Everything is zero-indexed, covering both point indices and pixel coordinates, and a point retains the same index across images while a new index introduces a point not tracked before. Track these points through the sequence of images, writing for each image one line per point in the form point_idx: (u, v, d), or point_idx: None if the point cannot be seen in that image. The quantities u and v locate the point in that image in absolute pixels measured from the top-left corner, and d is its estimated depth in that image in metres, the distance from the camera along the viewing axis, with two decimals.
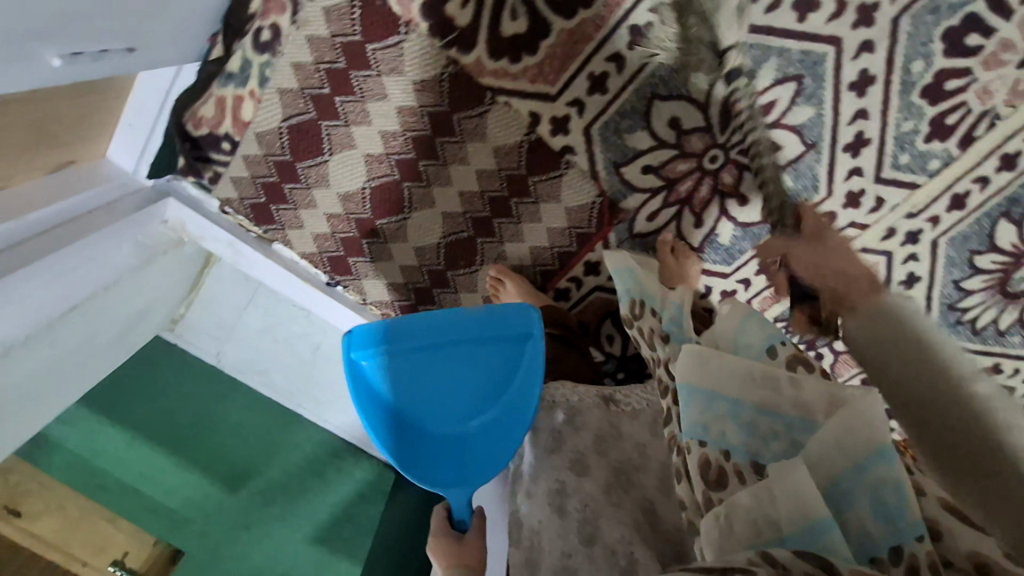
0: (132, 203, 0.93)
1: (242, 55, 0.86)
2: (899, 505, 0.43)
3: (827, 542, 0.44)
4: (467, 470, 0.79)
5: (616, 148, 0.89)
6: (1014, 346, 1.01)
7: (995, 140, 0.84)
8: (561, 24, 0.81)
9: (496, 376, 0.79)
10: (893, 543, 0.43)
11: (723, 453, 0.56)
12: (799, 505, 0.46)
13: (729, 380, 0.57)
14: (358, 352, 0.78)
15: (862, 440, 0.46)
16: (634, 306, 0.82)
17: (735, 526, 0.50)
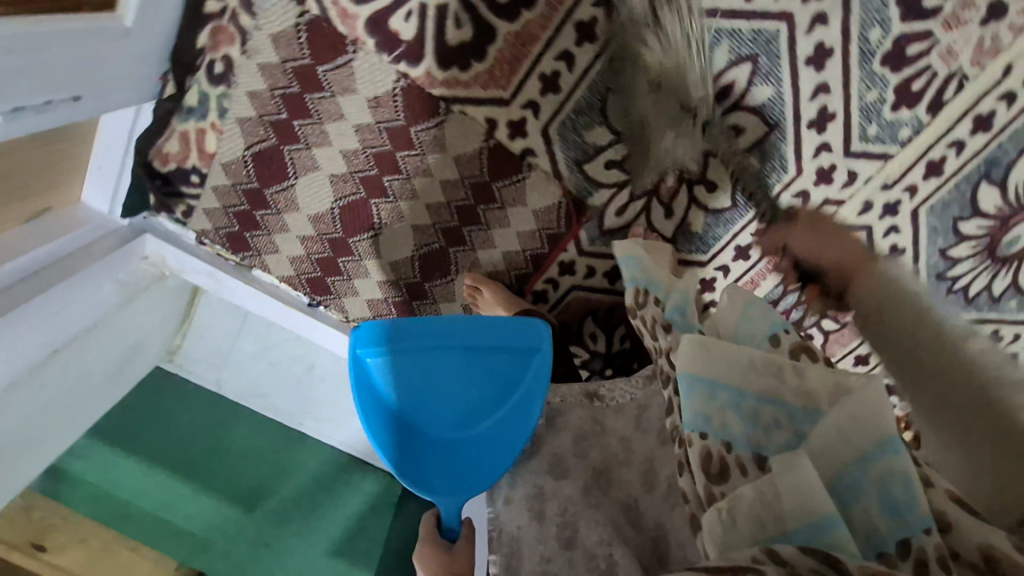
0: (110, 243, 0.94)
1: (197, 90, 0.87)
2: (910, 499, 0.44)
3: (836, 537, 0.44)
4: (461, 480, 0.76)
5: (575, 145, 0.88)
6: (1010, 311, 0.97)
7: (965, 102, 0.82)
8: (506, 27, 0.81)
9: (501, 386, 0.78)
10: (902, 537, 0.43)
11: (723, 445, 0.53)
12: (805, 500, 0.47)
13: (735, 371, 0.57)
14: (363, 348, 0.77)
15: (870, 430, 0.48)
16: (638, 293, 0.78)
17: (739, 522, 0.48)
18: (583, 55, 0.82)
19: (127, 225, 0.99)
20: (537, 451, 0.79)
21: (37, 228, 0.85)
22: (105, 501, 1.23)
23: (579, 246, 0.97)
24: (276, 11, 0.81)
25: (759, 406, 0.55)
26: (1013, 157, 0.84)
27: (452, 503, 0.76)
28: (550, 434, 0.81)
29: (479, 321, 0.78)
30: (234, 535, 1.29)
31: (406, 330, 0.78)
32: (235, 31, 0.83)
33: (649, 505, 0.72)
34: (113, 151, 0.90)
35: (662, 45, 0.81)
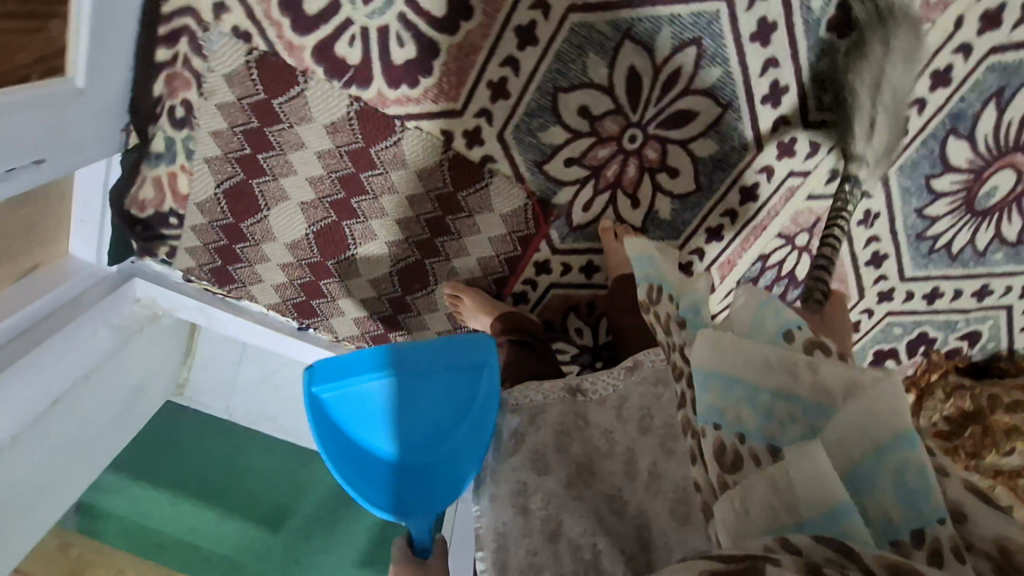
0: (98, 292, 0.98)
1: (163, 136, 0.89)
2: (925, 489, 0.45)
3: (848, 527, 0.45)
4: (426, 497, 0.80)
5: (533, 147, 0.89)
6: (997, 264, 0.96)
7: (920, 59, 0.80)
8: (447, 40, 0.81)
9: (455, 404, 0.81)
10: (916, 526, 0.45)
11: (737, 437, 0.53)
12: (822, 489, 0.46)
13: (753, 365, 0.55)
14: (318, 385, 0.79)
15: (885, 425, 0.48)
16: (652, 290, 0.70)
17: (752, 511, 0.49)
18: (528, 58, 0.82)
19: (117, 271, 1.02)
20: (517, 448, 0.80)
21: (29, 285, 0.90)
22: (139, 533, 1.29)
23: (551, 245, 0.98)
24: (224, 52, 0.83)
25: (772, 400, 0.54)
26: (978, 109, 0.83)
27: (424, 520, 0.79)
28: (530, 430, 0.79)
29: (428, 347, 0.81)
30: (266, 553, 1.34)
31: (356, 362, 0.80)
32: (189, 75, 0.85)
33: (633, 493, 0.74)
34: (92, 204, 0.93)
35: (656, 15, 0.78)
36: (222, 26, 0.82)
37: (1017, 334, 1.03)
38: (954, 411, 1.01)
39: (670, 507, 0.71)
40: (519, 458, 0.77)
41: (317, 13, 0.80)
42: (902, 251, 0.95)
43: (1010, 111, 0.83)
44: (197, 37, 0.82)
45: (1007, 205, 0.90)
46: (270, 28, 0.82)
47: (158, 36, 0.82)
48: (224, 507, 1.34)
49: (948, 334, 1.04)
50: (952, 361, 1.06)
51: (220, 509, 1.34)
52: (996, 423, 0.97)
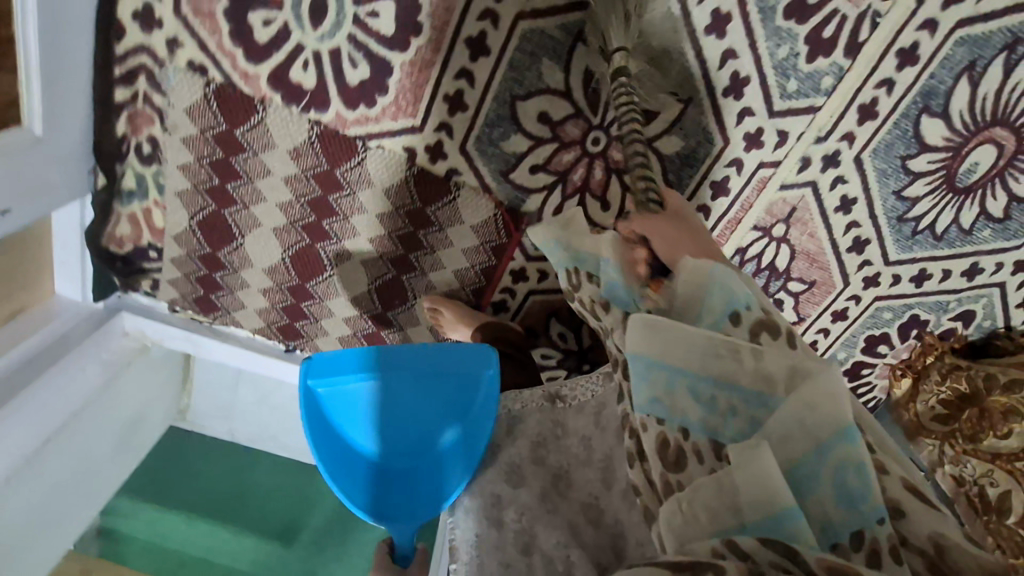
0: (85, 330, 1.00)
1: (132, 172, 0.90)
2: (863, 489, 0.44)
3: (793, 530, 0.43)
4: (409, 506, 0.79)
5: (496, 157, 0.88)
6: (985, 241, 0.93)
7: (884, 38, 0.78)
8: (400, 57, 0.81)
9: (449, 411, 0.79)
10: (855, 528, 0.44)
11: (680, 430, 0.53)
12: (765, 489, 0.44)
13: (688, 351, 0.53)
14: (315, 378, 0.78)
15: (828, 420, 0.46)
16: (569, 275, 0.70)
17: (699, 515, 0.48)
18: (481, 69, 0.81)
19: (104, 307, 1.05)
20: (492, 461, 0.80)
21: (10, 330, 0.92)
22: (158, 552, 1.31)
23: (525, 253, 0.97)
24: (181, 86, 0.83)
25: (714, 390, 0.52)
26: (950, 84, 0.80)
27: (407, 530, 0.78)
28: (508, 442, 0.81)
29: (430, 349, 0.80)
30: (281, 568, 1.34)
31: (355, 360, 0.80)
32: (151, 112, 0.85)
33: (609, 502, 0.74)
34: (70, 243, 0.94)
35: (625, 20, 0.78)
36: (177, 61, 0.82)
37: (1013, 310, 1.00)
38: (950, 394, 0.99)
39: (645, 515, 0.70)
40: (493, 472, 0.78)
41: (268, 41, 0.80)
42: (884, 234, 0.93)
43: (984, 85, 0.80)
44: (154, 74, 0.83)
45: (990, 180, 0.87)
46: (224, 59, 0.82)
47: (115, 76, 0.82)
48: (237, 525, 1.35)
49: (940, 316, 1.02)
50: (946, 342, 1.04)
51: (237, 526, 1.35)
52: (992, 404, 0.93)
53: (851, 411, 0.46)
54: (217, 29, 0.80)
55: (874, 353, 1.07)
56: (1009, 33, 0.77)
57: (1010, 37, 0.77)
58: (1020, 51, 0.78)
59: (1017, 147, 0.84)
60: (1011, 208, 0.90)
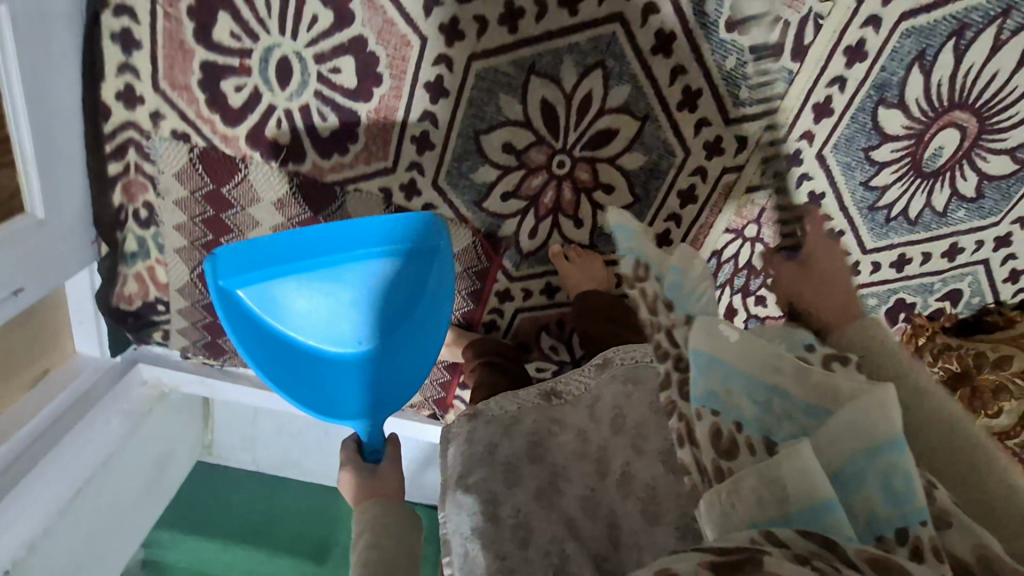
0: (104, 386, 1.06)
1: (133, 236, 0.96)
2: (908, 492, 0.41)
3: (831, 523, 0.40)
4: (370, 387, 0.85)
5: (468, 189, 0.92)
6: (960, 222, 0.93)
7: (829, 40, 0.79)
8: (365, 107, 0.85)
9: (401, 292, 0.85)
10: (899, 525, 0.41)
11: (734, 424, 0.48)
12: (808, 484, 0.41)
13: (749, 355, 0.49)
14: (227, 279, 0.77)
15: (877, 428, 0.42)
16: (638, 265, 0.61)
17: (739, 504, 0.45)
18: (443, 110, 0.85)
19: (121, 360, 1.10)
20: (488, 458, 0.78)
21: (38, 393, 0.99)
22: None
23: (507, 274, 1.00)
24: (168, 155, 0.89)
25: (769, 395, 0.48)
26: (902, 75, 0.81)
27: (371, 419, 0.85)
28: (505, 440, 0.79)
29: (366, 236, 0.81)
30: None
31: (280, 255, 0.79)
32: (144, 179, 0.91)
33: (605, 492, 0.76)
34: (83, 305, 1.01)
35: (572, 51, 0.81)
36: (161, 131, 0.88)
37: (1000, 286, 1.01)
38: (944, 374, 0.98)
39: (642, 507, 0.73)
40: (490, 468, 0.77)
41: (241, 105, 0.85)
42: (857, 224, 0.94)
43: (937, 72, 0.81)
44: (142, 146, 0.88)
45: (957, 162, 0.88)
46: (204, 126, 0.87)
47: (106, 153, 0.88)
48: (273, 544, 1.39)
49: (928, 297, 1.02)
50: (937, 322, 1.04)
51: (269, 548, 1.39)
52: (982, 383, 0.93)
53: (901, 422, 0.42)
54: (194, 99, 0.85)
55: None
56: (954, 20, 0.77)
57: (955, 24, 0.78)
58: (968, 36, 0.78)
59: (980, 127, 0.85)
60: (982, 187, 0.90)
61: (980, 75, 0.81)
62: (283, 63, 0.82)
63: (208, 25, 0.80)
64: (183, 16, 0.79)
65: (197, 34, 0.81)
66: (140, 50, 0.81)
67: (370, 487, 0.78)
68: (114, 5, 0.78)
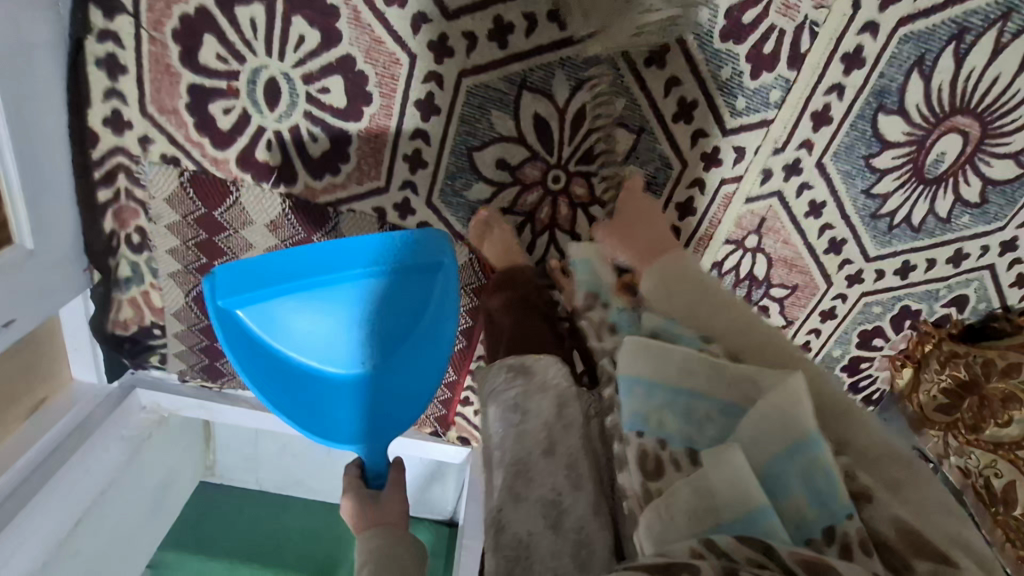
0: (102, 412, 1.05)
1: (126, 262, 0.95)
2: (829, 487, 0.47)
3: (768, 527, 0.45)
4: (375, 409, 0.84)
5: (463, 207, 0.91)
6: (965, 227, 0.91)
7: (825, 47, 0.77)
8: (356, 127, 0.84)
9: (405, 309, 0.83)
10: (826, 525, 0.46)
11: (659, 441, 0.55)
12: (738, 491, 0.47)
13: (674, 366, 0.58)
14: (225, 299, 0.75)
15: (789, 428, 0.50)
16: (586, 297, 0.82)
17: (675, 519, 0.48)
18: (435, 127, 0.84)
19: (118, 386, 1.09)
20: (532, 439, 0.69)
21: (33, 422, 0.98)
22: None
23: None
24: (158, 179, 0.88)
25: (691, 399, 0.57)
26: (902, 81, 0.79)
27: (375, 443, 0.84)
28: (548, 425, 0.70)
29: (368, 253, 0.79)
30: None
31: (280, 275, 0.77)
32: (135, 205, 0.90)
33: None
34: (79, 333, 1.00)
35: (564, 64, 0.80)
36: (151, 156, 0.86)
37: (1007, 291, 0.98)
38: (951, 382, 0.97)
39: None
40: None
41: (231, 127, 0.84)
42: (859, 232, 0.92)
43: (937, 77, 0.79)
44: (132, 171, 0.87)
45: (960, 168, 0.86)
46: (193, 149, 0.86)
47: (96, 180, 0.87)
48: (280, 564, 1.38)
49: (933, 304, 1.00)
50: (943, 329, 1.01)
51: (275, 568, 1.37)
52: (991, 391, 0.91)
53: (811, 416, 0.50)
54: (183, 122, 0.84)
55: (869, 347, 1.04)
56: (953, 24, 0.76)
57: (954, 28, 0.76)
58: (968, 39, 0.77)
59: (983, 132, 0.83)
60: (987, 192, 0.89)
61: (982, 80, 0.79)
62: (271, 85, 0.81)
63: (194, 48, 0.79)
64: (168, 39, 0.78)
65: (183, 58, 0.79)
66: (126, 75, 0.80)
67: (375, 515, 0.78)
68: (98, 30, 0.77)
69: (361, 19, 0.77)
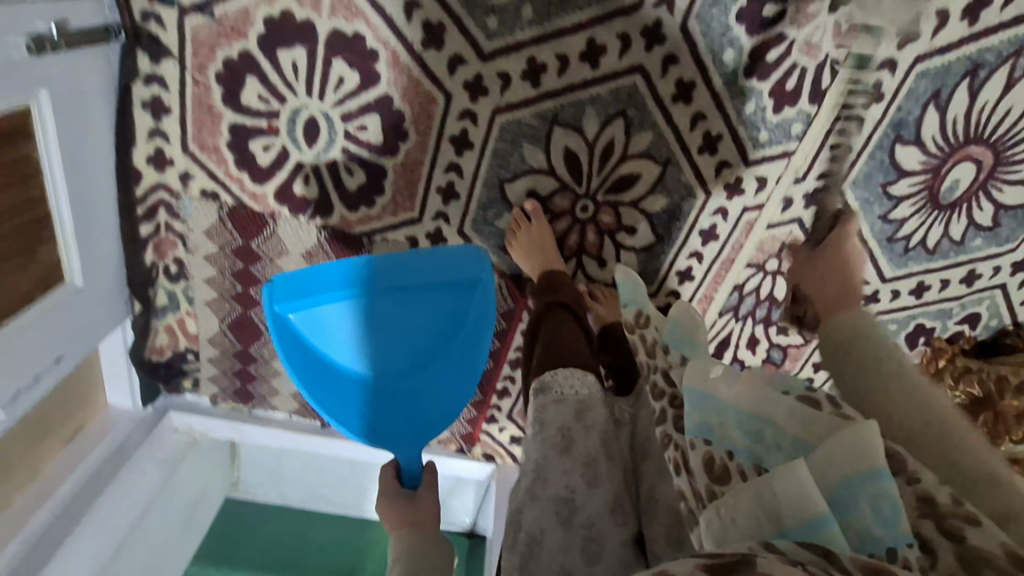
0: (137, 437, 1.08)
1: (164, 291, 0.98)
2: (895, 516, 0.43)
3: (828, 536, 0.42)
4: (415, 416, 0.86)
5: (493, 235, 0.94)
6: (977, 249, 0.95)
7: (846, 83, 0.80)
8: (391, 162, 0.87)
9: (445, 320, 0.86)
10: (889, 544, 0.43)
11: (726, 453, 0.51)
12: (802, 499, 0.44)
13: (739, 390, 0.53)
14: (281, 304, 0.79)
15: (856, 459, 0.45)
16: (637, 314, 0.77)
17: (737, 521, 0.46)
18: (468, 161, 0.87)
19: (153, 410, 1.12)
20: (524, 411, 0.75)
21: (73, 450, 1.00)
22: None
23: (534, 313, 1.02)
24: (197, 214, 0.91)
25: (759, 422, 0.52)
26: (918, 114, 0.82)
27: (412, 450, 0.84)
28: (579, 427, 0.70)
29: (414, 266, 0.83)
30: None
31: (331, 283, 0.82)
32: (174, 237, 0.93)
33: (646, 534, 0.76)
34: (116, 359, 1.02)
35: (594, 101, 0.83)
36: (191, 191, 0.89)
37: (1017, 307, 1.02)
38: (965, 398, 0.99)
39: None
40: None
41: (270, 163, 0.87)
42: (876, 255, 0.95)
43: (952, 110, 0.82)
44: (172, 206, 0.90)
45: (973, 194, 0.89)
46: (232, 184, 0.88)
47: (138, 215, 0.89)
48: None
49: (946, 321, 1.04)
50: (956, 344, 1.06)
51: None
52: (1006, 407, 0.94)
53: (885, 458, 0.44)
54: (223, 159, 0.86)
55: None
56: (969, 60, 0.79)
57: (969, 64, 0.79)
58: (982, 74, 0.80)
59: (995, 161, 0.87)
60: (999, 216, 0.92)
61: (996, 111, 0.82)
62: (310, 123, 0.84)
63: (236, 89, 0.81)
64: (211, 81, 0.80)
65: (225, 98, 0.82)
66: (169, 115, 0.83)
67: (407, 515, 0.76)
68: (144, 74, 0.80)
69: (399, 61, 0.79)
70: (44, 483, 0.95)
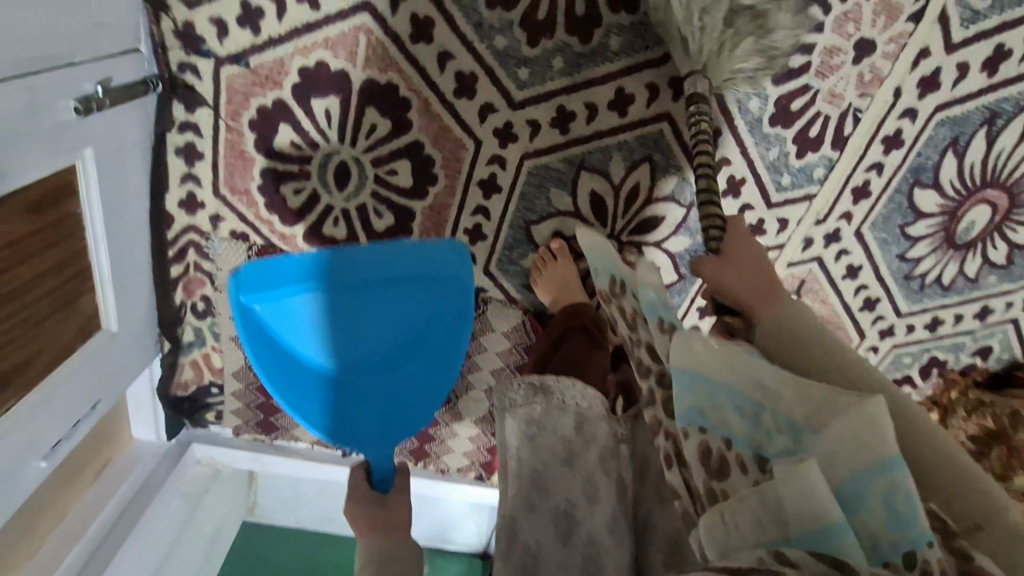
0: (161, 472, 1.08)
1: (190, 328, 0.98)
2: (911, 509, 0.32)
3: (842, 549, 0.32)
4: (391, 414, 0.76)
5: (518, 273, 0.95)
6: (990, 286, 0.97)
7: (868, 130, 0.82)
8: (420, 204, 0.88)
9: (426, 312, 0.78)
10: (904, 547, 0.33)
11: (723, 442, 0.41)
12: (808, 505, 0.34)
13: (727, 363, 0.42)
14: (247, 294, 0.72)
15: (864, 448, 0.34)
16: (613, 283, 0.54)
17: (741, 527, 0.37)
18: (495, 204, 0.88)
19: (175, 442, 1.12)
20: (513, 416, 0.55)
21: (100, 488, 1.00)
22: None
23: None
24: (226, 253, 0.91)
25: (756, 403, 0.41)
26: (937, 159, 0.84)
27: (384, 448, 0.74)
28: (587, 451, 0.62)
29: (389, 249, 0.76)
30: None
31: (302, 272, 0.75)
32: (202, 275, 0.94)
33: None
34: (142, 395, 1.03)
35: (620, 148, 0.84)
36: (221, 232, 0.90)
37: None
38: (978, 429, 1.00)
39: None
40: None
41: (299, 206, 0.88)
42: (893, 291, 0.97)
43: (970, 156, 0.84)
44: (201, 246, 0.91)
45: (988, 234, 0.91)
46: (262, 226, 0.89)
47: (169, 257, 0.90)
48: None
49: (959, 354, 1.06)
50: (968, 376, 1.08)
51: None
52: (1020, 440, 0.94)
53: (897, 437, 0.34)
54: (253, 202, 0.87)
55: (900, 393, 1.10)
56: (986, 109, 0.81)
57: (986, 112, 0.81)
58: (999, 123, 0.82)
59: (1010, 203, 0.89)
60: (1013, 255, 0.94)
61: (1012, 157, 0.85)
62: (341, 168, 0.85)
63: (269, 135, 0.82)
64: (244, 128, 0.82)
65: (258, 144, 0.83)
66: (203, 161, 0.84)
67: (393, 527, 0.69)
68: (180, 122, 0.81)
69: (430, 108, 0.81)
70: (73, 521, 0.95)
